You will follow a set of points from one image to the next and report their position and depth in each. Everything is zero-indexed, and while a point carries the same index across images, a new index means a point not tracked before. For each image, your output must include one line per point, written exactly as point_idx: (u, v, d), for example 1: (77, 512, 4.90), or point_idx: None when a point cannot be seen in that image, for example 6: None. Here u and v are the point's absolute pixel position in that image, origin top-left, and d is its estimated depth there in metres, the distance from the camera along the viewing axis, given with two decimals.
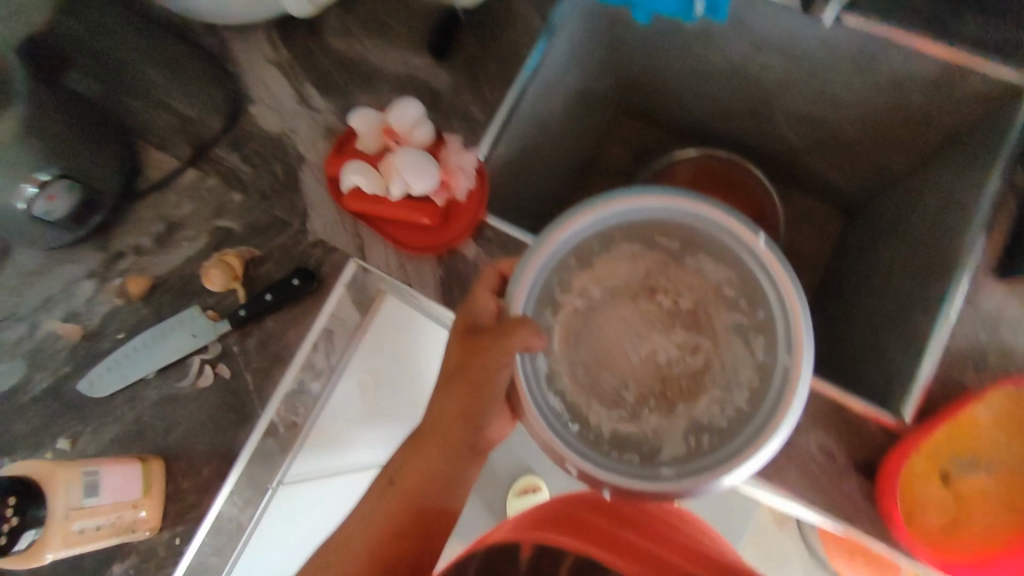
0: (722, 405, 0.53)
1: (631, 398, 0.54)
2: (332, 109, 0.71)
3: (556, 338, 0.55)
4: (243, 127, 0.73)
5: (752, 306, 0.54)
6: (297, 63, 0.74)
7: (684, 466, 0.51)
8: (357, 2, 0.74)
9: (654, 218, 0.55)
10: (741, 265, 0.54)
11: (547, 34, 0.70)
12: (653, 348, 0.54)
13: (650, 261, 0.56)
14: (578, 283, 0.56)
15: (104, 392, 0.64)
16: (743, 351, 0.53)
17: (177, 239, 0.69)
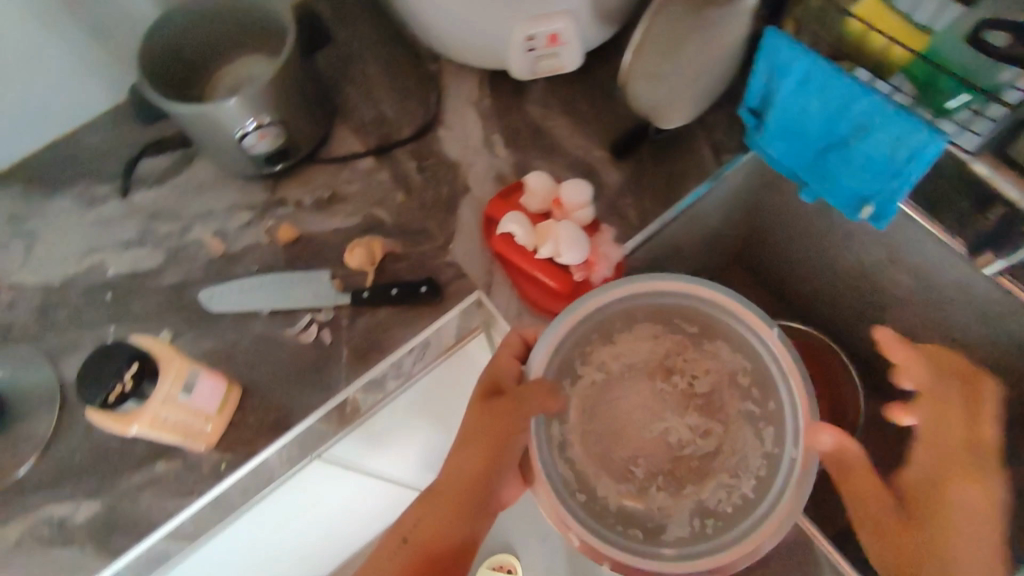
0: (728, 491, 0.61)
1: (641, 472, 0.63)
2: (510, 160, 0.79)
3: (574, 409, 0.63)
4: (427, 141, 0.81)
5: (764, 398, 0.63)
6: (494, 111, 0.83)
7: (686, 548, 0.59)
8: (565, 85, 0.84)
9: (674, 305, 0.64)
10: (755, 355, 0.63)
11: (712, 179, 0.78)
12: (666, 428, 0.64)
13: (671, 342, 0.65)
14: (597, 356, 0.64)
15: (219, 308, 0.70)
16: (754, 438, 0.62)
17: (335, 208, 0.76)
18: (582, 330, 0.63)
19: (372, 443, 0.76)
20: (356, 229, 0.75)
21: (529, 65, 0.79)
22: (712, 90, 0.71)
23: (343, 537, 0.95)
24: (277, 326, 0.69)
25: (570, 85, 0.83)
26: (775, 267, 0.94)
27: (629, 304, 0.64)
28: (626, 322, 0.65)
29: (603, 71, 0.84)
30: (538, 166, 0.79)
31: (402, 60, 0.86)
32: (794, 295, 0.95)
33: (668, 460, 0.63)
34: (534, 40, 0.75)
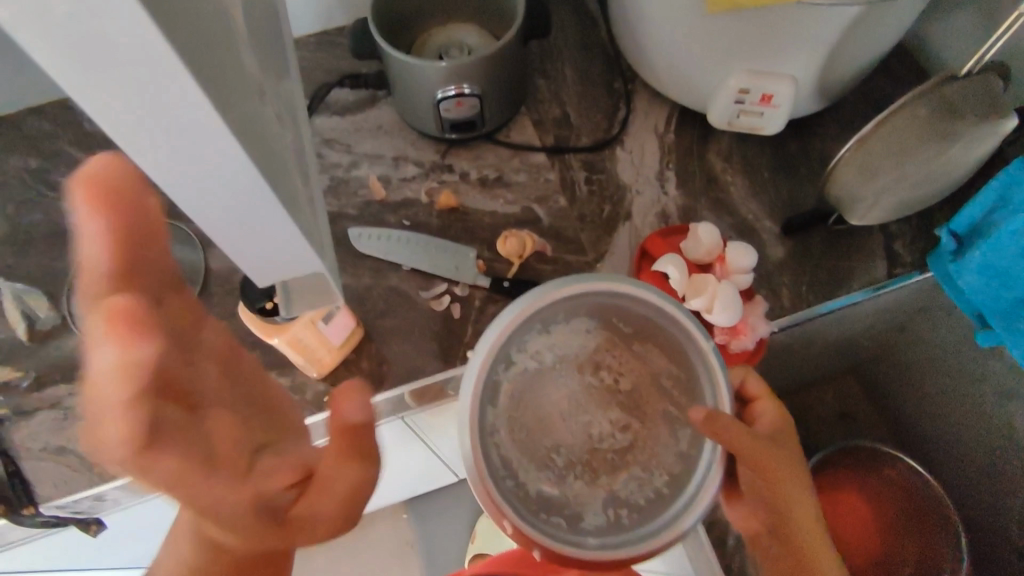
0: (642, 484, 0.54)
1: (561, 460, 0.54)
2: (677, 202, 0.78)
3: (501, 396, 0.54)
4: (601, 155, 0.80)
5: (688, 403, 0.55)
6: (675, 148, 0.81)
7: (609, 540, 0.52)
8: (753, 146, 0.81)
9: (612, 304, 0.56)
10: (685, 360, 0.56)
11: (873, 289, 0.73)
12: (588, 422, 0.54)
13: (603, 338, 0.56)
14: (531, 349, 0.55)
15: (364, 250, 0.71)
16: (668, 436, 0.55)
17: (496, 192, 0.77)
18: (518, 323, 0.54)
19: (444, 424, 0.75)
20: (511, 219, 0.75)
21: (728, 116, 0.76)
22: (921, 202, 0.67)
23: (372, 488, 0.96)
24: (412, 285, 0.70)
25: (757, 148, 0.81)
26: (896, 396, 0.88)
27: (566, 302, 0.55)
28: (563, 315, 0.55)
29: (795, 144, 0.81)
30: (703, 216, 0.77)
31: (599, 70, 0.86)
32: (904, 432, 0.89)
33: (582, 451, 0.54)
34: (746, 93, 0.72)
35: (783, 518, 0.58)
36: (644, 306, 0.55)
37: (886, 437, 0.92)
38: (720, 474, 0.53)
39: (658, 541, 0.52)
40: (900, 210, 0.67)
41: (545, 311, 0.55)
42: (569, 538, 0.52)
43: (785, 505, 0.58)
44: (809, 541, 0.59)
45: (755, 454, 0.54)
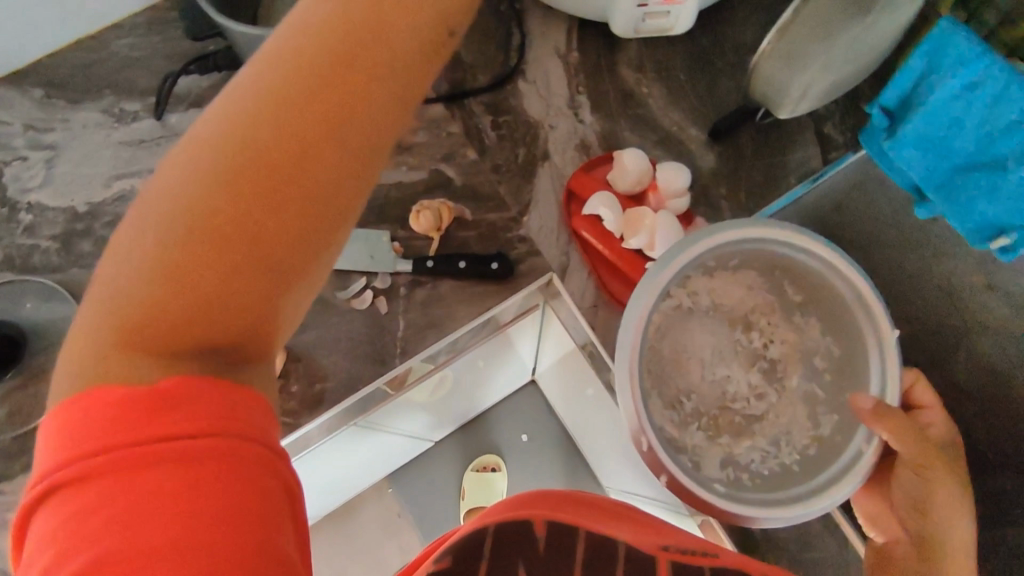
0: (762, 456, 0.58)
1: (689, 406, 0.60)
2: (596, 128, 0.71)
3: (654, 325, 0.59)
4: (506, 95, 0.72)
5: (836, 385, 0.59)
6: (582, 69, 0.74)
7: (734, 492, 0.55)
8: (663, 48, 0.74)
9: (798, 271, 0.60)
10: (857, 339, 0.58)
11: (812, 181, 0.70)
12: (727, 376, 0.60)
13: (765, 300, 0.62)
14: (697, 286, 0.60)
15: None
16: (806, 417, 0.59)
17: (398, 160, 0.68)
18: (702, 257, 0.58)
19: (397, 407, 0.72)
20: (421, 187, 0.67)
21: (635, 21, 0.68)
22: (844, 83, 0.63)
23: (340, 479, 0.91)
24: (327, 288, 0.62)
25: (668, 50, 0.74)
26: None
27: (764, 237, 0.57)
28: (740, 262, 0.60)
29: (707, 37, 0.74)
30: (626, 138, 0.71)
31: None
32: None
33: (711, 404, 0.60)
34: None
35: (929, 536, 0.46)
36: (827, 277, 0.58)
37: None
38: (858, 477, 0.52)
39: (780, 514, 0.53)
40: (835, 91, 0.63)
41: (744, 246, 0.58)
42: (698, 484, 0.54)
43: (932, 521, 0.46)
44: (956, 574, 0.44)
45: (929, 458, 0.47)
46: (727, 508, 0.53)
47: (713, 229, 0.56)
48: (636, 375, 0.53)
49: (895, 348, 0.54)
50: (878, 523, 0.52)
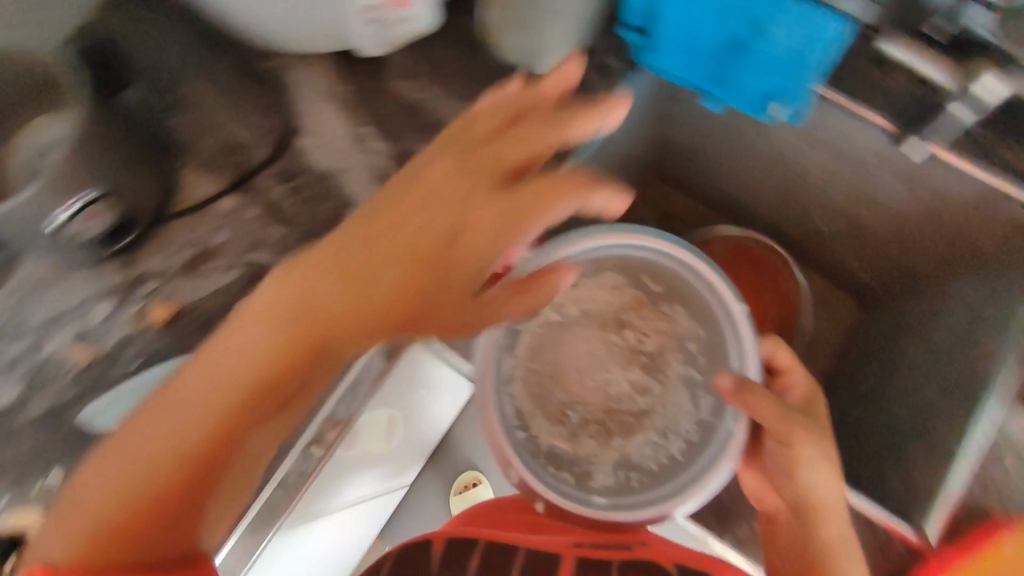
0: (655, 450, 0.62)
1: (575, 418, 0.64)
2: (390, 154, 0.69)
3: (524, 345, 0.64)
4: (292, 158, 0.69)
5: (709, 365, 0.64)
6: (356, 100, 0.71)
7: (616, 498, 0.60)
8: (426, 46, 0.72)
9: (649, 265, 0.67)
10: (711, 320, 0.65)
11: (613, 108, 0.69)
12: (608, 379, 0.65)
13: (631, 296, 0.67)
14: (562, 301, 0.66)
15: (104, 426, 0.59)
16: (688, 402, 0.63)
17: (210, 267, 0.66)
18: (553, 273, 0.65)
19: (334, 485, 0.73)
20: (241, 284, 0.65)
21: (380, 34, 0.65)
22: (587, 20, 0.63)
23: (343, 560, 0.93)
24: None
25: (431, 46, 0.72)
26: (695, 164, 0.91)
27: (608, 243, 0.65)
28: (595, 270, 0.67)
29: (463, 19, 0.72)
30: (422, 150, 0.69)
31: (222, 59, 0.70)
32: (718, 186, 0.94)
33: (595, 411, 0.65)
34: (376, 9, 0.61)
35: (801, 496, 0.54)
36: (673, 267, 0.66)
37: (713, 211, 0.99)
38: (733, 453, 0.58)
39: (675, 500, 0.58)
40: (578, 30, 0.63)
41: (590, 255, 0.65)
42: (578, 496, 0.59)
43: (802, 486, 0.54)
44: (820, 533, 0.53)
45: (789, 430, 0.54)
46: (609, 514, 0.58)
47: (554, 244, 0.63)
48: (495, 405, 0.60)
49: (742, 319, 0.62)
50: (763, 496, 0.58)
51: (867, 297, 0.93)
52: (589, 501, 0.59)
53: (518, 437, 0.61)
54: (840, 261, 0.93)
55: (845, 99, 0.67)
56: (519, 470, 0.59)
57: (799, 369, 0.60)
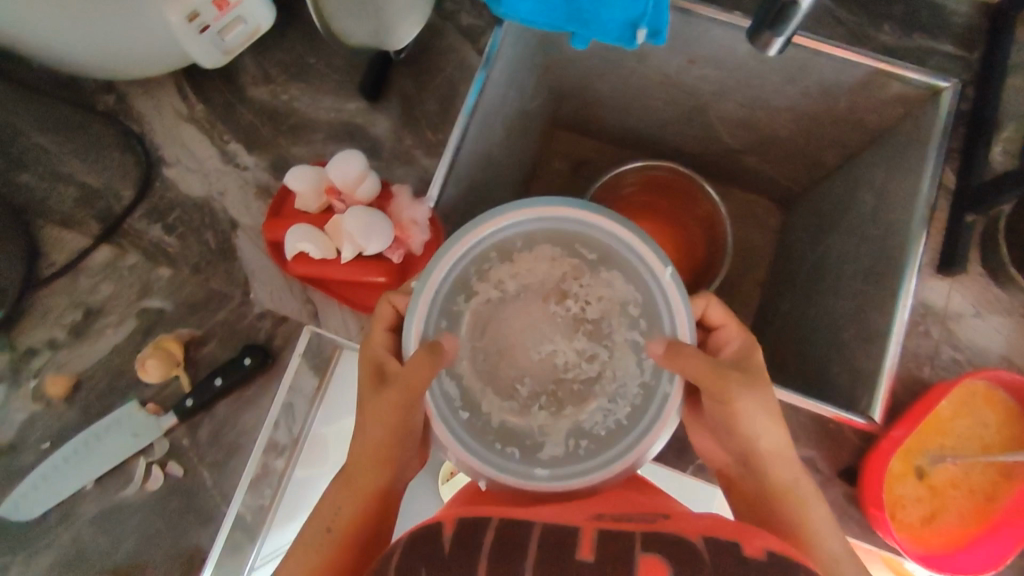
0: (606, 415, 0.51)
1: (526, 391, 0.52)
2: (264, 165, 0.65)
3: (466, 327, 0.53)
4: (160, 193, 0.64)
5: (653, 326, 0.52)
6: (215, 117, 0.66)
7: (561, 467, 0.49)
8: (275, 44, 0.67)
9: (579, 229, 0.53)
10: (648, 288, 0.52)
11: (484, 66, 0.66)
12: (553, 350, 0.53)
13: (567, 265, 0.54)
14: (497, 275, 0.53)
15: (30, 513, 0.57)
16: (634, 365, 0.52)
17: (99, 327, 0.61)
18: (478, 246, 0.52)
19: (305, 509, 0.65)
20: (137, 337, 0.61)
21: (214, 43, 0.60)
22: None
23: None
24: (115, 492, 0.58)
25: (283, 44, 0.67)
26: (594, 106, 0.90)
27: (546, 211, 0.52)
28: (529, 242, 0.53)
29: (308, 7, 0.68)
30: (297, 154, 0.65)
31: (61, 105, 0.64)
32: (623, 123, 0.92)
33: (547, 380, 0.53)
34: (199, 15, 0.56)
35: (746, 450, 0.51)
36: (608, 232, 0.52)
37: (624, 148, 0.98)
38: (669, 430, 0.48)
39: (605, 470, 0.48)
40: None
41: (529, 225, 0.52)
42: (519, 469, 0.48)
43: (743, 435, 0.50)
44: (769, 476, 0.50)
45: (726, 386, 0.49)
46: (558, 486, 0.47)
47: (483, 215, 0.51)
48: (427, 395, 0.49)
49: (671, 284, 0.50)
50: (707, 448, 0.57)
51: (792, 202, 0.94)
52: (528, 476, 0.48)
53: (460, 420, 0.50)
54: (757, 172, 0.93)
55: (714, 8, 0.67)
56: (455, 450, 0.49)
57: (736, 323, 0.55)
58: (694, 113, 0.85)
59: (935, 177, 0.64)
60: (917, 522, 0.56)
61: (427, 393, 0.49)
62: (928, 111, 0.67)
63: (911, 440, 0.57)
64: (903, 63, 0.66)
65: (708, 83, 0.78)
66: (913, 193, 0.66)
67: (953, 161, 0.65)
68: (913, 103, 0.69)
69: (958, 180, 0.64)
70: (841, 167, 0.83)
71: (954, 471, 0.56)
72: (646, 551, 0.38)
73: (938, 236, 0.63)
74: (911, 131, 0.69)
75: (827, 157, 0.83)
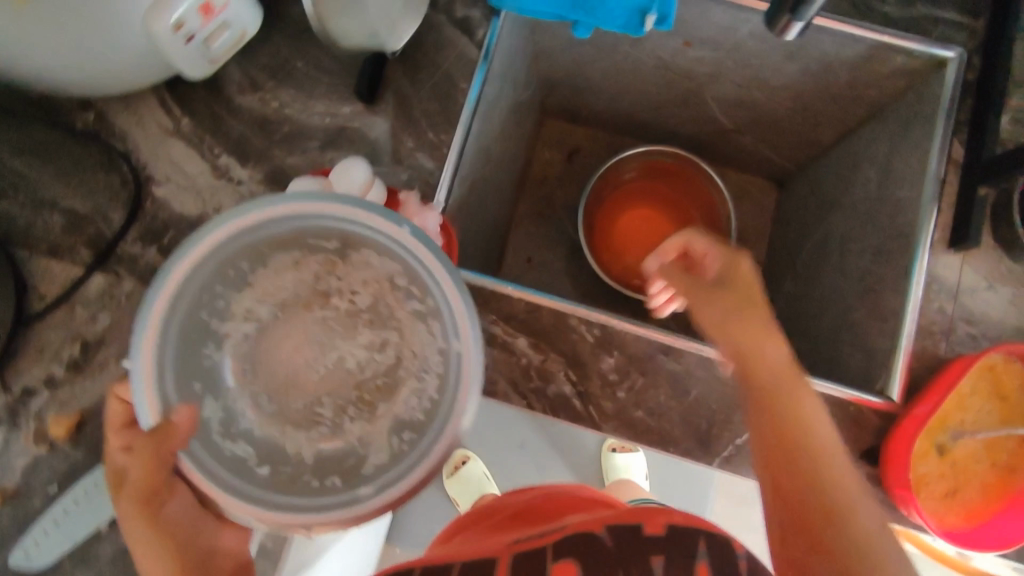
0: (419, 397, 0.46)
1: (329, 412, 0.46)
2: (259, 179, 0.62)
3: (230, 372, 0.46)
4: (151, 214, 0.61)
5: (425, 289, 0.46)
6: (203, 130, 0.63)
7: (387, 476, 0.43)
8: (260, 50, 0.64)
9: (299, 226, 0.46)
10: (400, 251, 0.46)
11: (485, 61, 0.65)
12: (340, 356, 0.46)
13: (315, 264, 0.47)
14: (240, 309, 0.46)
15: (41, 562, 0.54)
16: (427, 334, 0.47)
17: (101, 359, 0.58)
18: (193, 286, 0.44)
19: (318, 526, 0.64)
20: None
21: (200, 52, 0.57)
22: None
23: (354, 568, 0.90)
24: None
25: (269, 49, 0.64)
26: (587, 93, 0.87)
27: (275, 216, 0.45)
28: (255, 258, 0.46)
29: (293, 9, 0.65)
30: (293, 165, 0.62)
31: (40, 126, 0.61)
32: (618, 109, 0.90)
33: (349, 390, 0.46)
34: (185, 24, 0.53)
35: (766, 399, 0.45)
36: (313, 216, 0.45)
37: (619, 133, 0.96)
38: (460, 412, 0.43)
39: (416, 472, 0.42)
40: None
41: (252, 239, 0.45)
42: (340, 502, 0.42)
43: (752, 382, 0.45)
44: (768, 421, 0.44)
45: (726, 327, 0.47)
46: (383, 500, 0.42)
47: (183, 247, 0.43)
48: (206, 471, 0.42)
49: (414, 243, 0.45)
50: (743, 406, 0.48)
51: (789, 179, 0.94)
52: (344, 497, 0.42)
53: (259, 478, 0.43)
54: (754, 152, 0.92)
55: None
56: (253, 510, 0.41)
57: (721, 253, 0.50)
58: (692, 95, 0.83)
59: (942, 153, 0.64)
60: (941, 497, 0.57)
61: (188, 463, 0.42)
62: (932, 83, 0.67)
63: (936, 418, 0.57)
64: (907, 34, 0.65)
65: (705, 64, 0.76)
66: (921, 168, 0.66)
67: (962, 132, 0.64)
68: (917, 76, 0.68)
69: (967, 153, 0.64)
70: (838, 144, 0.83)
71: (978, 445, 0.58)
72: (560, 558, 0.44)
73: (950, 211, 0.63)
74: (914, 103, 0.69)
75: (824, 134, 0.83)
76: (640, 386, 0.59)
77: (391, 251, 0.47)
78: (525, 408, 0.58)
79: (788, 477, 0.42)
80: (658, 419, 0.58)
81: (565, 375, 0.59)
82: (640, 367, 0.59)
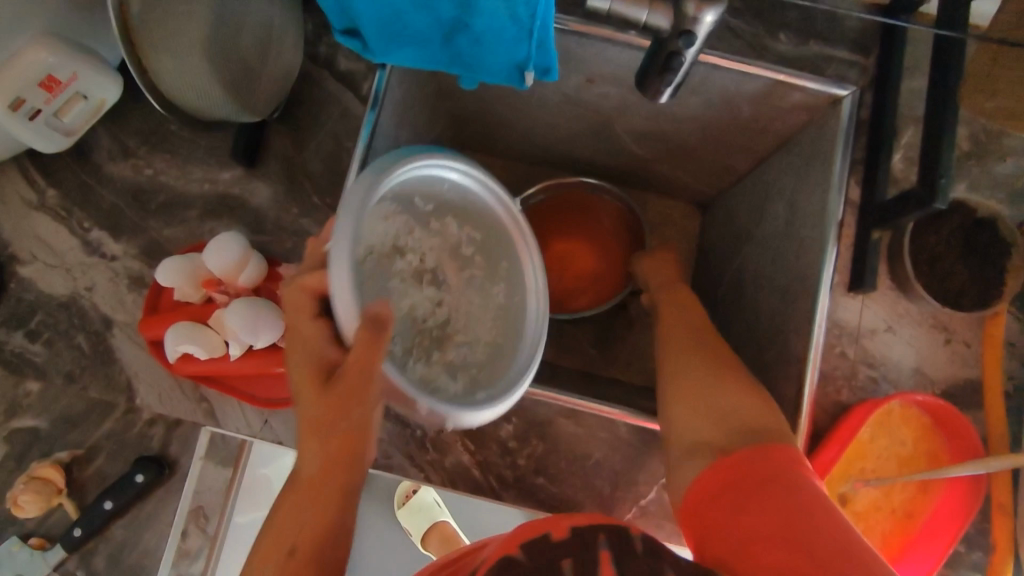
0: (472, 349, 0.52)
1: (399, 348, 0.48)
2: (133, 252, 0.58)
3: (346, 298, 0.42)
4: (17, 296, 0.58)
5: (491, 259, 0.56)
6: (70, 202, 0.59)
7: (490, 389, 0.50)
8: (130, 113, 0.61)
9: (418, 181, 0.51)
10: (483, 225, 0.56)
11: (372, 107, 0.59)
12: (411, 304, 0.49)
13: (404, 219, 0.50)
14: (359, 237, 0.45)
15: None
16: (480, 298, 0.54)
17: None
18: (356, 202, 0.44)
19: None
20: (12, 465, 0.56)
21: (50, 125, 0.53)
22: (286, 41, 0.55)
23: None
24: None
25: (139, 112, 0.61)
26: (500, 126, 0.85)
27: (425, 163, 0.51)
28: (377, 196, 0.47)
29: None
30: (169, 236, 0.59)
31: None
32: (531, 140, 0.88)
33: (412, 332, 0.49)
34: (25, 100, 0.50)
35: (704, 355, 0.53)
36: (446, 178, 0.53)
37: (534, 166, 0.95)
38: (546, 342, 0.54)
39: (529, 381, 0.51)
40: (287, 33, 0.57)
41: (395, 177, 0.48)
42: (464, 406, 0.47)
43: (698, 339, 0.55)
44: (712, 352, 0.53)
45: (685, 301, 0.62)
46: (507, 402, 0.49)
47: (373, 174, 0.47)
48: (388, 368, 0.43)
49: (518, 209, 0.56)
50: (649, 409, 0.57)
51: (710, 204, 0.94)
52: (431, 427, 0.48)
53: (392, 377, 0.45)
54: (672, 179, 0.91)
55: (606, 29, 0.62)
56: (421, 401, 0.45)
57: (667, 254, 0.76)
58: (602, 127, 0.82)
59: (840, 193, 0.63)
60: None
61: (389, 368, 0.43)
62: (830, 119, 0.66)
63: (836, 471, 0.59)
64: (801, 73, 0.64)
65: (610, 98, 0.74)
66: (820, 206, 0.65)
67: (858, 172, 0.64)
68: (815, 112, 0.67)
69: (862, 193, 0.63)
70: (752, 172, 0.82)
71: (876, 492, 0.60)
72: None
73: (847, 253, 0.62)
74: (814, 139, 0.68)
75: (738, 161, 0.82)
76: (540, 452, 0.58)
77: (474, 215, 0.55)
78: (421, 481, 0.57)
79: (713, 391, 0.48)
80: (558, 485, 0.57)
81: (463, 445, 0.57)
82: (539, 433, 0.58)
